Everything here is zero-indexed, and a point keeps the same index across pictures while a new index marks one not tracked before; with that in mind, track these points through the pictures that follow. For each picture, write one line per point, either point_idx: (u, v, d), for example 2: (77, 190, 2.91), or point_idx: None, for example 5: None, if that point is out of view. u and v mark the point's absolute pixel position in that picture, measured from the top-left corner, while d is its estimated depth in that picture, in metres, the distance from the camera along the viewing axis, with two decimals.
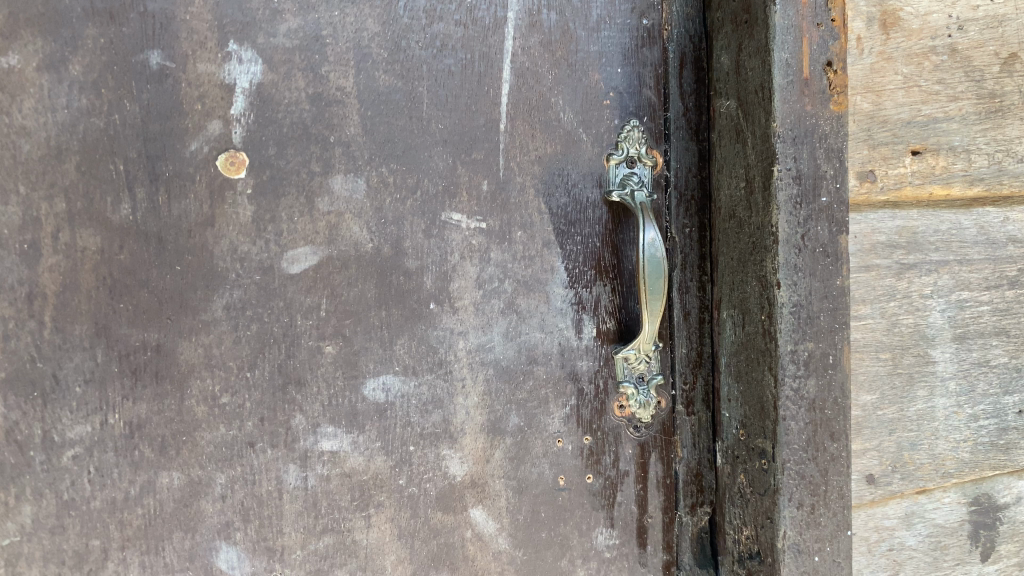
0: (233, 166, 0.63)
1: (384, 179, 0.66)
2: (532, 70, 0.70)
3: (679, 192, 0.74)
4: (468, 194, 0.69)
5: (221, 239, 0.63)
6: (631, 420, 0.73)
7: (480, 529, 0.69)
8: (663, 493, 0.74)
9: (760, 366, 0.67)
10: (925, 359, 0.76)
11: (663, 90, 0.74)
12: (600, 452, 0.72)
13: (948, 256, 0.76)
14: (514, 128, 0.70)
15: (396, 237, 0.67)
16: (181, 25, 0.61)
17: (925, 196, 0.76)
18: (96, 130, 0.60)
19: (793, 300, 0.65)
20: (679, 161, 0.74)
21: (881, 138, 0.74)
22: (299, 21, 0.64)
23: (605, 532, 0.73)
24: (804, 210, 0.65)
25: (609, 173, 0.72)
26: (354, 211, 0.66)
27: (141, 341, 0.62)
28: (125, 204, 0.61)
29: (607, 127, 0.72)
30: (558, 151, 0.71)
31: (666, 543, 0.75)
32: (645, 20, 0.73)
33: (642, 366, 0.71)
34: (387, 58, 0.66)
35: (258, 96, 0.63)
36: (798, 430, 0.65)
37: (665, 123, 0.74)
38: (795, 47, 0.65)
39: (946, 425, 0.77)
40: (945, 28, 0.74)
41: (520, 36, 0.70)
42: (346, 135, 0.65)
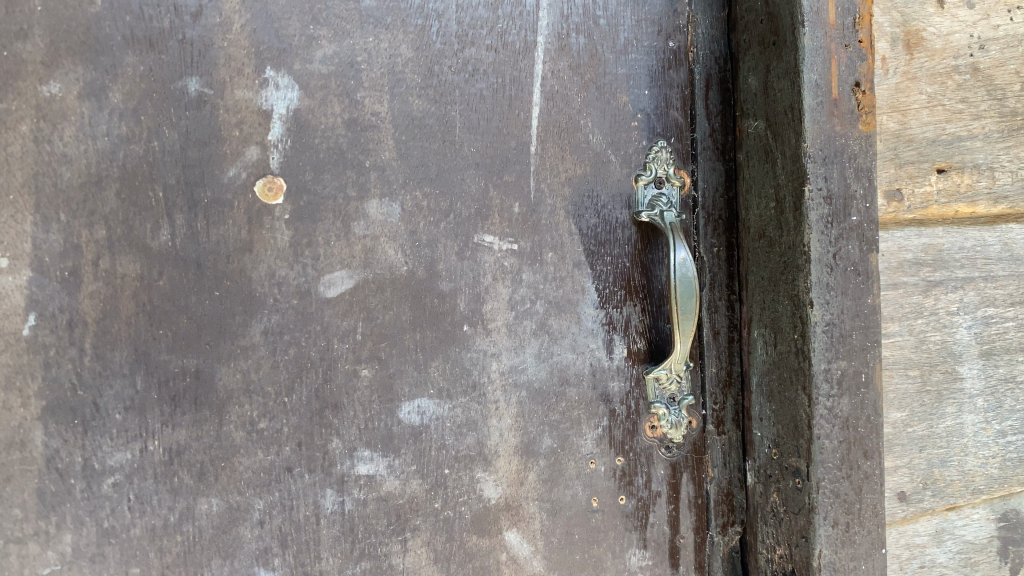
0: (271, 191, 0.63)
1: (417, 203, 0.67)
2: (562, 93, 0.71)
3: (707, 212, 0.75)
4: (500, 216, 0.69)
5: (259, 264, 0.63)
6: (663, 440, 0.73)
7: (516, 553, 0.69)
8: (695, 513, 0.74)
9: (793, 385, 0.67)
10: (953, 376, 0.76)
11: (690, 111, 0.74)
12: (633, 473, 0.72)
13: (973, 273, 0.76)
14: (544, 150, 0.70)
15: (430, 260, 0.67)
16: (219, 51, 0.62)
17: (951, 213, 0.77)
18: (136, 156, 0.61)
19: (826, 319, 0.65)
20: (706, 181, 0.75)
21: (907, 157, 0.75)
22: (335, 47, 0.65)
23: (638, 553, 0.72)
24: (835, 229, 0.66)
25: (638, 193, 0.72)
26: (389, 234, 0.66)
27: (180, 367, 0.62)
28: (164, 230, 0.61)
29: (635, 148, 0.73)
30: (588, 172, 0.71)
31: (698, 563, 0.74)
32: (671, 42, 0.74)
33: (673, 387, 0.72)
34: (420, 83, 0.67)
35: (294, 122, 0.64)
36: (833, 448, 0.65)
37: (692, 144, 0.75)
38: (824, 68, 0.65)
39: (975, 441, 0.77)
40: (967, 47, 0.75)
41: (550, 60, 0.70)
42: (381, 159, 0.66)
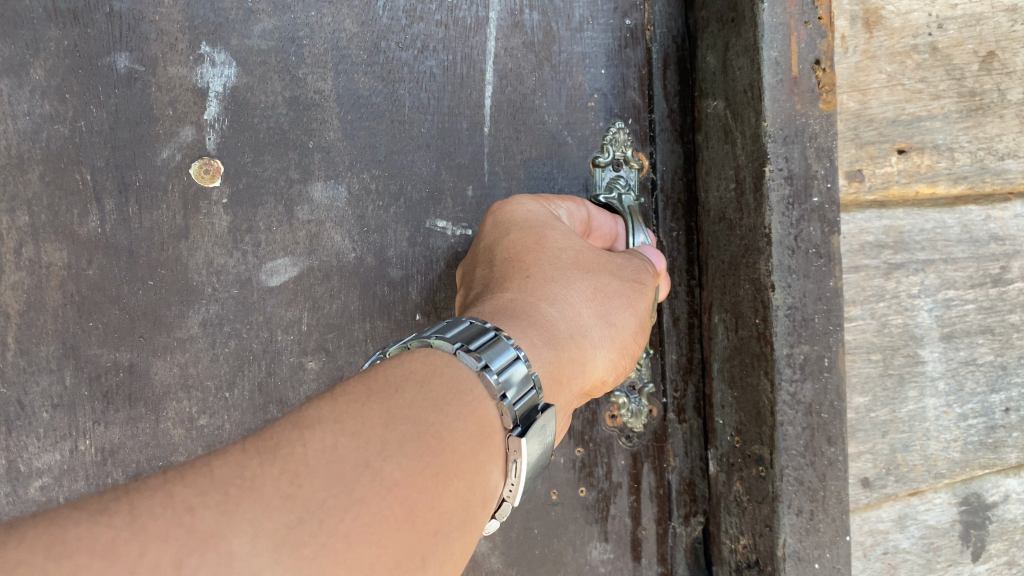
0: (208, 173, 0.69)
1: (365, 186, 0.71)
2: (514, 71, 0.74)
3: (666, 194, 0.77)
4: (453, 201, 0.73)
5: (196, 251, 0.69)
6: (623, 429, 0.77)
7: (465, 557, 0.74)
8: (656, 504, 0.77)
9: (755, 371, 0.67)
10: (915, 359, 0.75)
11: (648, 91, 0.76)
12: (593, 464, 0.76)
13: (933, 255, 0.76)
14: (498, 131, 0.74)
15: (380, 247, 0.72)
16: (150, 26, 0.68)
17: (912, 194, 0.76)
18: (60, 136, 0.67)
19: (788, 303, 0.65)
20: (665, 163, 0.77)
21: (868, 137, 0.73)
22: (274, 20, 0.70)
23: (599, 547, 0.76)
24: (796, 210, 0.65)
25: (596, 176, 0.75)
26: (336, 219, 0.71)
27: (112, 361, 0.68)
28: (94, 217, 0.67)
29: (592, 130, 0.76)
30: (543, 154, 0.75)
31: (660, 555, 0.77)
32: (627, 20, 0.76)
33: (632, 376, 0.76)
34: (365, 60, 0.72)
35: (231, 99, 0.69)
36: (795, 435, 0.65)
37: (651, 125, 0.77)
38: (783, 45, 0.64)
39: (937, 425, 0.76)
40: (925, 26, 0.74)
41: (503, 36, 0.74)
42: (326, 139, 0.71)
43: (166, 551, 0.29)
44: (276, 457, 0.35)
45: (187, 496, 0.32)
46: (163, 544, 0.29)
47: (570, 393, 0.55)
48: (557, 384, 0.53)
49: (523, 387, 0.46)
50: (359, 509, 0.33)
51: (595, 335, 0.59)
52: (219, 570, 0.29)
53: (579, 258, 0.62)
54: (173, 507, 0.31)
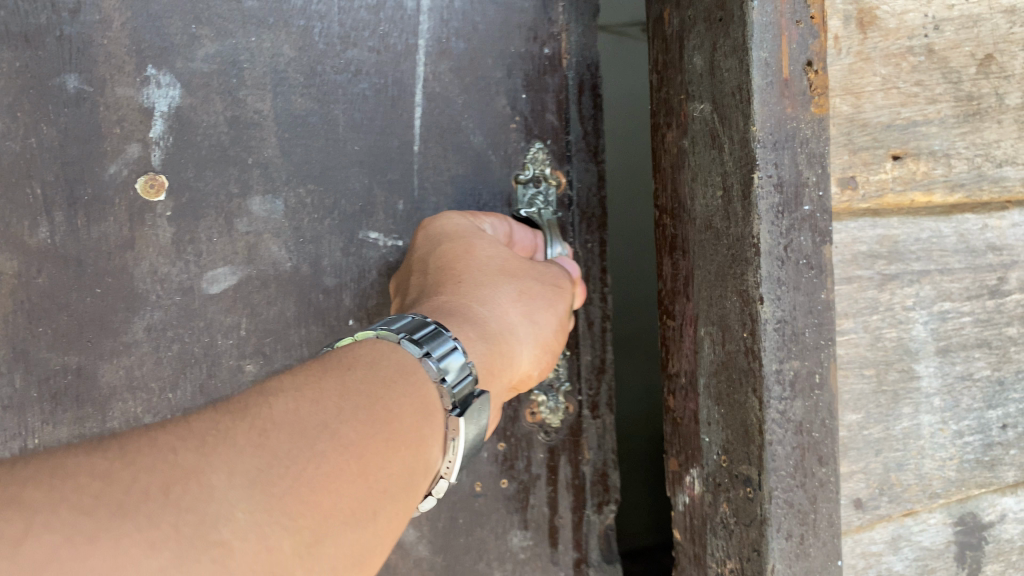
0: (153, 188, 0.77)
1: (301, 200, 0.80)
2: (442, 94, 0.83)
3: (582, 209, 0.87)
4: (384, 213, 0.81)
5: (141, 261, 0.77)
6: (542, 425, 0.88)
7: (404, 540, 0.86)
8: (572, 493, 0.90)
9: (742, 388, 0.63)
10: (909, 374, 0.72)
11: (564, 115, 0.86)
12: (514, 457, 0.88)
13: (929, 265, 0.72)
14: (426, 150, 0.82)
15: (314, 256, 0.80)
16: (98, 49, 0.75)
17: (906, 203, 0.72)
18: (12, 152, 0.74)
19: (777, 316, 0.62)
20: (581, 180, 0.87)
21: (862, 142, 0.69)
22: (216, 46, 0.77)
23: (519, 534, 0.88)
24: (786, 219, 0.62)
25: (518, 191, 0.85)
26: (274, 231, 0.79)
27: (62, 364, 0.76)
28: (44, 228, 0.75)
29: (515, 148, 0.85)
30: (469, 171, 0.84)
31: (576, 541, 0.90)
32: (546, 49, 0.85)
33: (552, 375, 0.88)
34: (303, 82, 0.79)
35: (176, 119, 0.77)
36: (785, 455, 0.62)
37: (568, 146, 0.87)
38: (773, 45, 0.61)
39: (932, 443, 0.73)
40: (921, 27, 0.71)
41: (430, 62, 0.82)
42: (264, 156, 0.79)
43: (152, 481, 0.37)
44: (250, 412, 0.43)
45: (170, 440, 0.39)
46: (149, 475, 0.37)
47: (503, 384, 0.65)
48: (489, 374, 0.62)
49: (460, 373, 0.55)
50: (316, 462, 0.41)
51: (519, 330, 0.68)
52: (200, 496, 0.37)
53: (511, 264, 0.72)
54: (157, 449, 0.38)
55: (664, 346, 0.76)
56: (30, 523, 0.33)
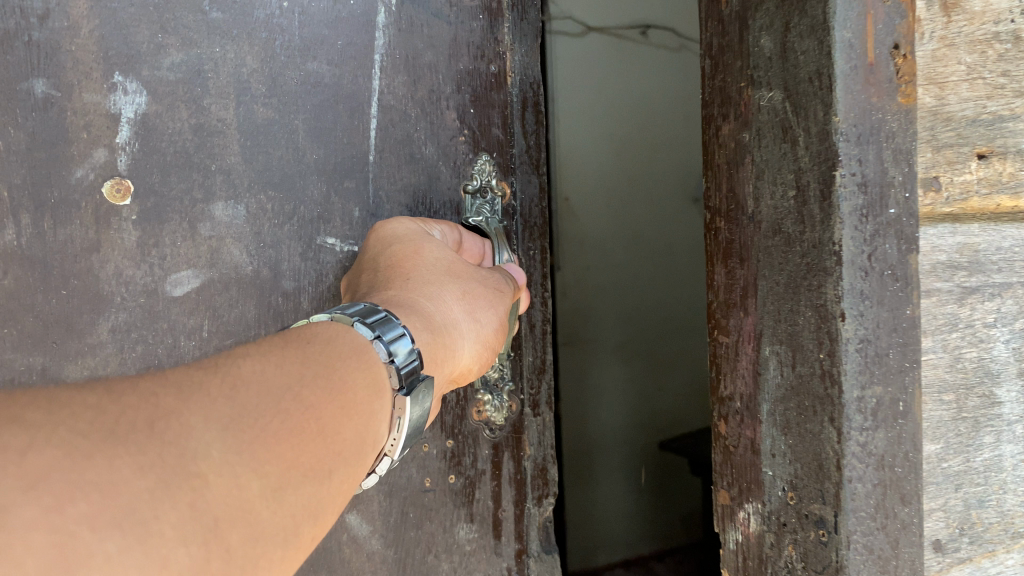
0: (120, 192, 0.69)
1: (261, 206, 0.73)
2: (397, 107, 0.77)
3: (525, 219, 0.83)
4: (341, 220, 0.75)
5: (106, 264, 0.69)
6: (487, 423, 0.83)
7: (354, 533, 0.79)
8: (514, 487, 0.86)
9: (816, 416, 0.56)
10: (991, 400, 0.65)
11: (510, 129, 0.82)
12: (461, 454, 0.83)
13: (1011, 277, 0.65)
14: (381, 159, 0.77)
15: (275, 260, 0.74)
16: (67, 56, 0.67)
17: (991, 207, 0.64)
18: None
19: (860, 334, 0.54)
20: (523, 193, 0.83)
21: (946, 138, 0.62)
22: (182, 54, 0.70)
23: (466, 527, 0.84)
24: (870, 224, 0.54)
25: (466, 201, 0.80)
26: (236, 235, 0.72)
27: (25, 365, 0.67)
28: (10, 231, 0.67)
29: (462, 159, 0.80)
30: (421, 181, 0.78)
31: (518, 533, 0.86)
32: (493, 66, 0.81)
33: (497, 373, 0.83)
34: (265, 92, 0.72)
35: (143, 125, 0.69)
36: (866, 493, 0.55)
37: (512, 158, 0.82)
38: (859, 24, 0.53)
39: (1013, 476, 0.66)
40: (1007, 12, 0.64)
41: (386, 75, 0.76)
42: (227, 163, 0.72)
43: (137, 418, 0.37)
44: (220, 370, 0.42)
45: (152, 386, 0.39)
46: (134, 411, 0.37)
47: (443, 376, 0.61)
48: (431, 365, 0.58)
49: (407, 358, 0.53)
50: (279, 418, 0.41)
51: (463, 327, 0.64)
52: (180, 436, 0.37)
53: (454, 267, 0.67)
54: (140, 394, 0.38)
55: (715, 368, 0.67)
56: (33, 438, 0.33)
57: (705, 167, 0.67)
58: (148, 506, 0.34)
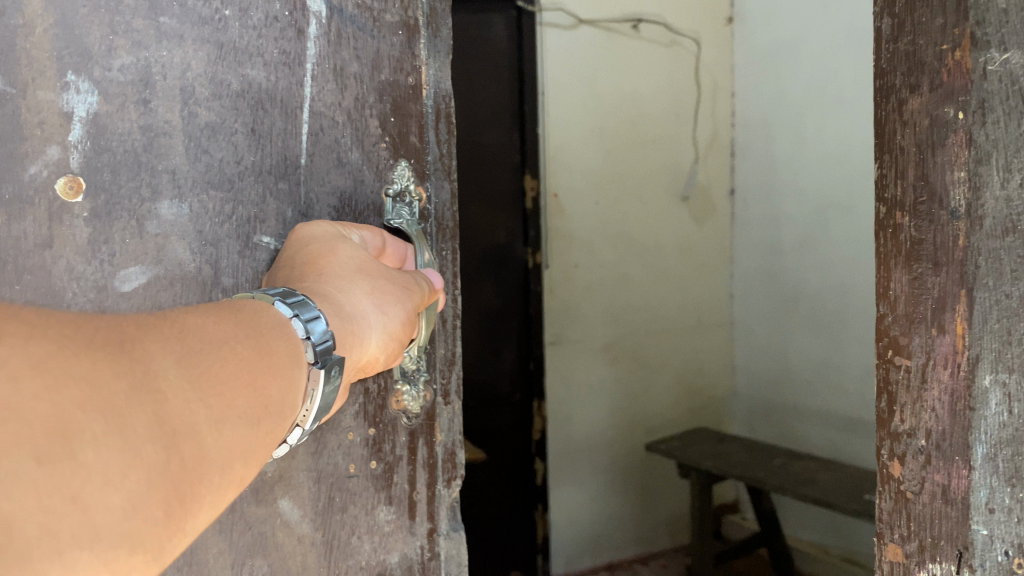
0: (72, 190, 0.71)
1: (203, 205, 0.77)
2: (326, 115, 0.84)
3: (438, 221, 0.94)
4: (276, 219, 0.81)
5: (58, 259, 0.71)
6: (405, 411, 0.93)
7: (286, 518, 0.84)
8: (427, 471, 0.95)
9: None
10: None
11: (425, 138, 0.93)
12: (382, 441, 0.91)
13: None
14: (312, 163, 0.84)
15: (215, 258, 0.78)
16: (22, 53, 0.68)
17: None
18: None
19: None
20: (437, 197, 0.94)
21: None
22: (132, 57, 0.73)
23: (385, 509, 0.92)
24: None
25: (387, 202, 0.89)
26: (179, 233, 0.76)
27: None
28: None
29: (386, 164, 0.89)
30: (349, 184, 0.86)
31: (430, 513, 0.96)
32: (411, 78, 0.90)
33: (415, 365, 0.92)
34: (209, 95, 0.77)
35: (94, 124, 0.72)
36: None
37: (427, 166, 0.93)
38: None
39: None
40: None
41: (317, 85, 0.83)
42: (172, 164, 0.76)
43: (119, 339, 0.54)
44: (176, 323, 0.59)
45: (134, 321, 0.57)
46: (106, 334, 0.53)
47: (350, 362, 0.72)
48: (345, 345, 0.71)
49: (323, 336, 0.67)
50: (217, 363, 0.58)
51: (371, 317, 0.75)
52: (133, 363, 0.52)
53: (365, 267, 0.78)
54: (114, 325, 0.55)
55: (895, 406, 0.79)
56: (40, 339, 0.49)
57: (885, 147, 0.78)
58: (124, 400, 0.50)
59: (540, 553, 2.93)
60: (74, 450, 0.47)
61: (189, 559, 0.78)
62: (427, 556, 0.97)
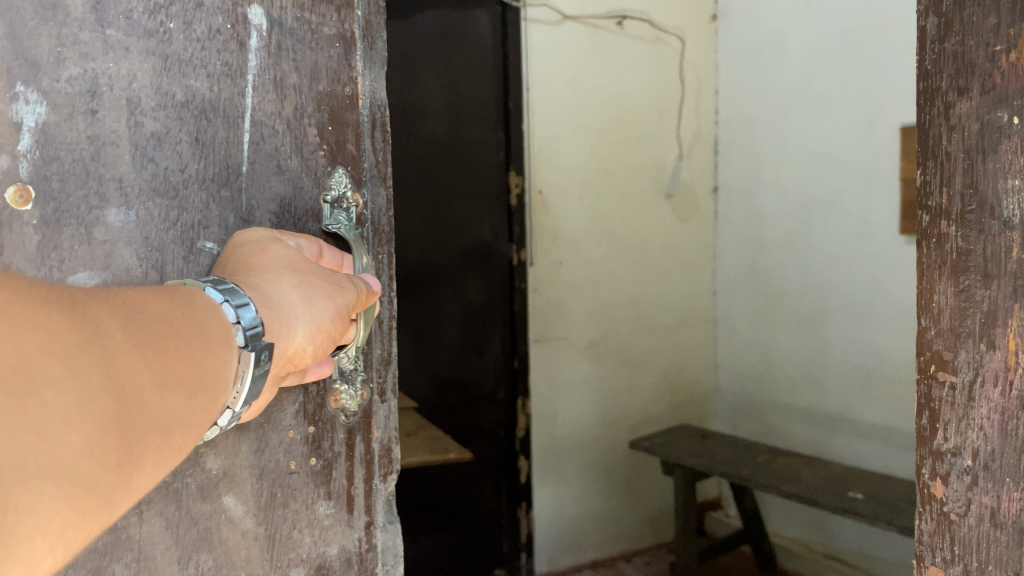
0: (21, 198, 0.67)
1: (150, 211, 0.72)
2: (267, 123, 0.78)
3: (375, 226, 0.87)
4: (218, 225, 0.76)
5: (8, 266, 0.67)
6: (343, 409, 0.85)
7: (231, 513, 0.78)
8: (365, 467, 0.87)
9: None
10: None
11: (361, 146, 0.85)
12: (320, 438, 0.84)
13: None
14: (253, 171, 0.77)
15: (160, 263, 0.73)
16: None
17: None
18: None
19: None
20: (373, 204, 0.86)
21: None
22: (80, 68, 0.69)
23: (324, 504, 0.84)
24: None
25: (325, 210, 0.82)
26: (127, 239, 0.72)
27: None
28: None
29: (320, 166, 0.82)
30: (287, 192, 0.80)
31: (367, 507, 0.88)
32: (347, 87, 0.83)
33: (351, 365, 0.85)
34: (156, 104, 0.72)
35: (43, 134, 0.67)
36: None
37: (364, 172, 0.85)
38: None
39: None
40: None
41: (257, 94, 0.77)
42: (119, 171, 0.71)
43: (70, 296, 0.54)
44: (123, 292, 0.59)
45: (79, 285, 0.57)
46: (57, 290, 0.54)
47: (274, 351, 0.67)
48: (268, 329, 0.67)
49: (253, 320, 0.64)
50: (162, 328, 0.58)
51: (298, 308, 0.70)
52: (84, 317, 0.53)
53: (297, 262, 0.73)
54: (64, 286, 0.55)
55: (938, 422, 0.76)
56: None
57: (931, 153, 0.75)
58: (73, 353, 0.52)
59: (523, 550, 2.90)
60: (34, 387, 0.49)
61: (138, 555, 0.74)
62: (364, 548, 0.88)
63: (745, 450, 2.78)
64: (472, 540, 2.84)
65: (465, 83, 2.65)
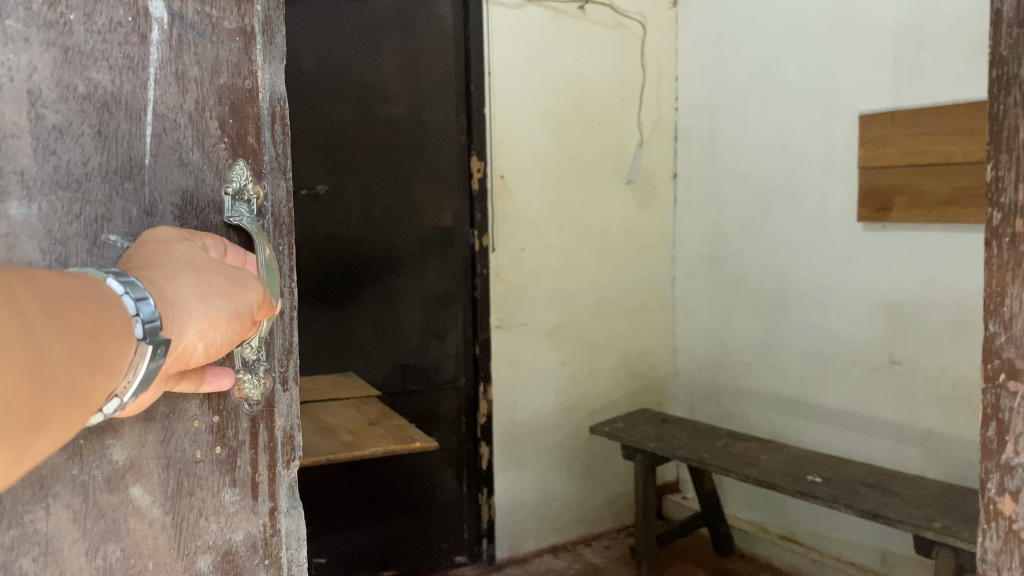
0: None
1: (53, 204, 0.61)
2: (168, 115, 0.67)
3: (276, 218, 0.76)
4: (122, 218, 0.65)
5: None
6: (247, 398, 0.73)
7: (139, 504, 0.66)
8: (269, 453, 0.75)
9: None
10: None
11: (262, 138, 0.74)
12: (225, 426, 0.72)
13: None
14: (156, 165, 0.67)
15: (64, 257, 0.62)
16: None
17: None
18: None
19: None
20: (273, 196, 0.76)
21: None
22: None
23: (229, 490, 0.72)
24: None
25: (228, 202, 0.71)
26: (29, 233, 0.60)
27: None
28: None
29: (219, 155, 0.70)
30: (190, 183, 0.69)
31: (270, 493, 0.76)
32: (248, 81, 0.72)
33: (252, 352, 0.73)
34: (57, 96, 0.61)
35: None
36: None
37: (265, 164, 0.74)
38: None
39: None
40: None
41: (160, 88, 0.66)
42: (19, 165, 0.60)
43: None
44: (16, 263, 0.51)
45: None
46: None
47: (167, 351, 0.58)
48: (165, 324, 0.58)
49: (152, 315, 0.56)
50: (68, 297, 0.51)
51: (192, 306, 0.61)
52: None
53: (198, 262, 0.63)
54: None
55: (1009, 436, 0.75)
56: None
57: (1006, 148, 0.73)
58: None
59: (485, 536, 2.87)
60: None
61: (45, 549, 0.61)
62: (268, 534, 0.76)
63: (702, 434, 2.77)
64: (433, 526, 2.78)
65: (425, 65, 2.56)
